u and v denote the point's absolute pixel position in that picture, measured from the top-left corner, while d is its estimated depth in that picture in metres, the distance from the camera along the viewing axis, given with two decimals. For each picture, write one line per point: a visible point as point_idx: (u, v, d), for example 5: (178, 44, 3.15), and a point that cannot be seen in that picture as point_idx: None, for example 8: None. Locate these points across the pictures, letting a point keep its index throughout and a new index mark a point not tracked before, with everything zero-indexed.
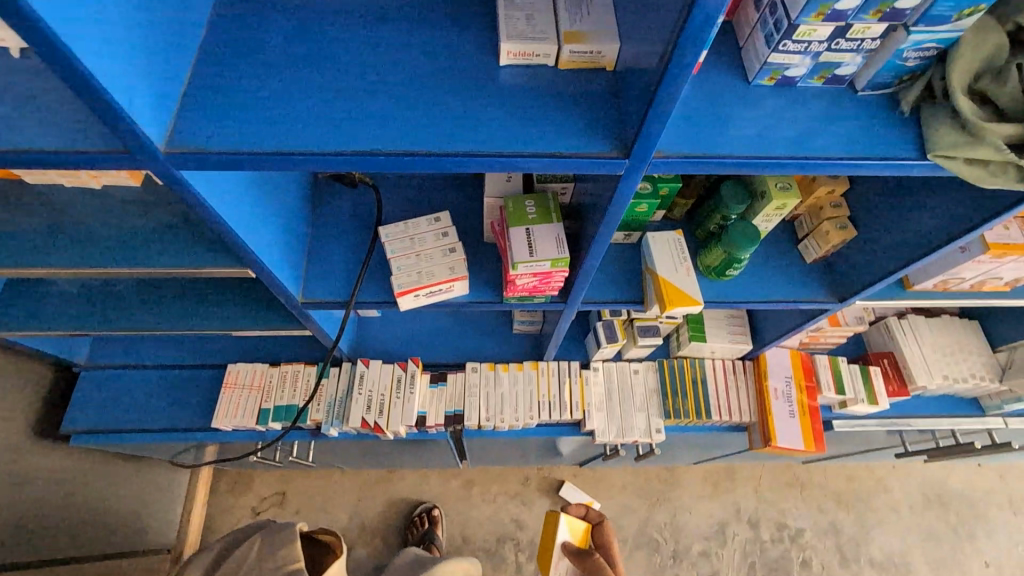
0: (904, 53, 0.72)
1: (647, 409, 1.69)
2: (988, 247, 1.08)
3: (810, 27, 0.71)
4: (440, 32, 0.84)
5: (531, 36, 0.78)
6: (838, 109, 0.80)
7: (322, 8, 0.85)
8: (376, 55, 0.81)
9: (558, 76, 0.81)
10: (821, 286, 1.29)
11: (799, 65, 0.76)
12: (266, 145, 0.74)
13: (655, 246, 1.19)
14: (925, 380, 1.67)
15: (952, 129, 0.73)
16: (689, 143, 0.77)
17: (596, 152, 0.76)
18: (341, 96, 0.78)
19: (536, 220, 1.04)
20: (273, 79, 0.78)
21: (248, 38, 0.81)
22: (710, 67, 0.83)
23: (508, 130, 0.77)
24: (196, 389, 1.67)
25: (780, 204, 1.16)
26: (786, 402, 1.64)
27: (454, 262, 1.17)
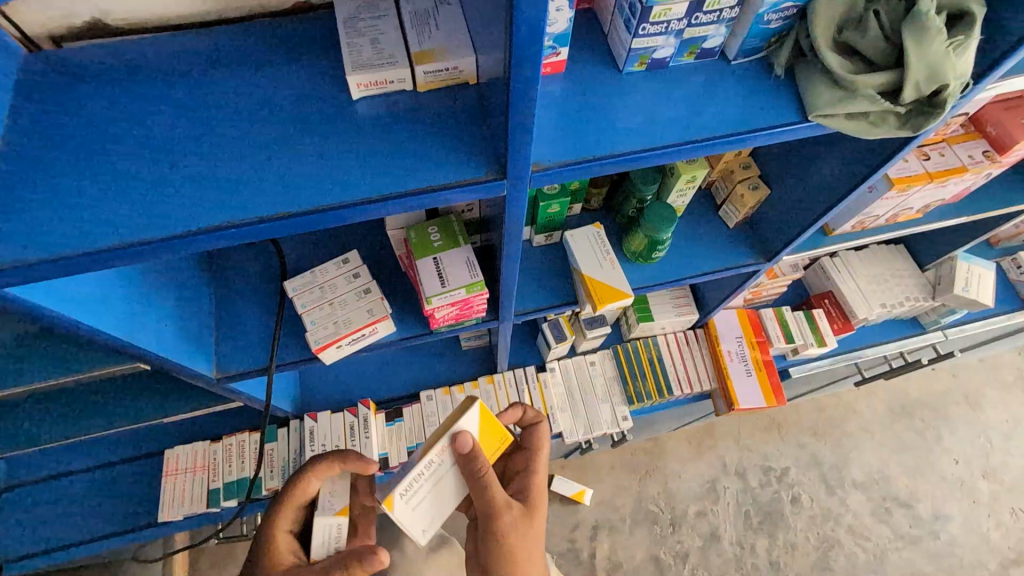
0: (764, 16, 0.69)
1: (610, 398, 1.66)
2: (893, 183, 1.09)
3: (663, 7, 0.67)
4: (286, 75, 0.77)
5: (379, 62, 0.72)
6: (714, 82, 0.77)
7: (148, 72, 0.76)
8: (216, 114, 0.74)
9: (419, 101, 0.75)
10: (748, 248, 1.28)
11: (666, 46, 0.72)
12: (97, 240, 0.66)
13: (575, 244, 1.15)
14: (865, 312, 1.71)
15: (827, 85, 0.70)
16: (569, 147, 0.73)
17: (472, 178, 0.71)
18: (184, 168, 0.71)
19: (442, 247, 0.97)
20: (101, 163, 0.70)
21: (64, 120, 0.72)
22: (578, 60, 0.78)
23: (376, 171, 0.71)
24: (137, 484, 1.54)
25: (690, 177, 1.14)
26: (742, 363, 1.65)
27: (372, 303, 1.09)
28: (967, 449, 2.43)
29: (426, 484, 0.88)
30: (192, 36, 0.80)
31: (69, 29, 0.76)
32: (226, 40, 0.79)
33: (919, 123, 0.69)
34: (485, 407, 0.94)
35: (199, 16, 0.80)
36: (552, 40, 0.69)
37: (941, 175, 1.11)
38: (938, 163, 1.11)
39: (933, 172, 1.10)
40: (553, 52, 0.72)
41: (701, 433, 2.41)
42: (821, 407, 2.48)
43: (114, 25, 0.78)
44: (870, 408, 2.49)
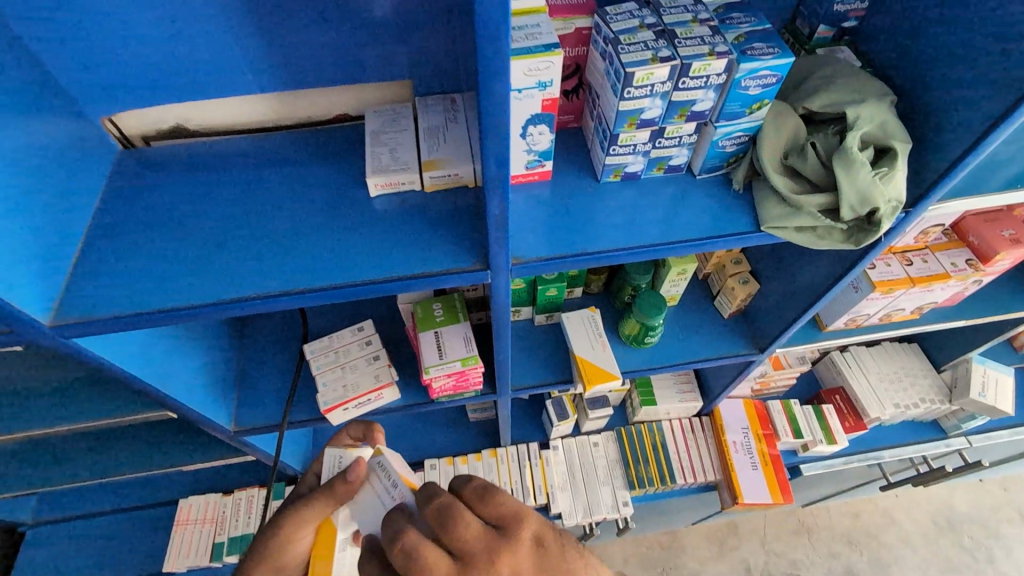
0: (719, 142, 0.81)
1: (611, 482, 1.65)
2: (875, 285, 1.14)
3: (629, 134, 0.78)
4: (321, 173, 0.93)
5: (394, 167, 0.87)
6: (680, 193, 0.88)
7: (209, 168, 0.94)
8: (260, 205, 0.90)
9: (424, 199, 0.89)
10: (741, 339, 1.34)
11: (635, 162, 0.85)
12: (144, 304, 0.80)
13: (572, 326, 1.23)
14: (876, 411, 1.68)
15: (775, 202, 0.81)
16: (548, 244, 0.84)
17: (462, 266, 0.83)
18: (225, 249, 0.86)
19: (444, 322, 1.08)
20: (161, 240, 0.86)
21: (139, 204, 0.89)
22: (566, 170, 0.92)
23: (381, 256, 0.84)
24: (151, 531, 1.62)
25: (681, 269, 1.23)
26: (747, 455, 1.64)
27: (379, 370, 1.19)
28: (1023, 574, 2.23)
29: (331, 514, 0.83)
30: (249, 139, 0.98)
31: (156, 131, 0.96)
32: (276, 144, 0.97)
33: (860, 238, 0.78)
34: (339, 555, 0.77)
35: (260, 122, 0.99)
36: (537, 155, 0.83)
37: (924, 280, 1.16)
38: (921, 268, 1.17)
39: (916, 277, 1.16)
40: (538, 164, 0.86)
41: (725, 529, 2.30)
42: (855, 512, 2.34)
43: (193, 129, 0.97)
44: (908, 518, 2.33)
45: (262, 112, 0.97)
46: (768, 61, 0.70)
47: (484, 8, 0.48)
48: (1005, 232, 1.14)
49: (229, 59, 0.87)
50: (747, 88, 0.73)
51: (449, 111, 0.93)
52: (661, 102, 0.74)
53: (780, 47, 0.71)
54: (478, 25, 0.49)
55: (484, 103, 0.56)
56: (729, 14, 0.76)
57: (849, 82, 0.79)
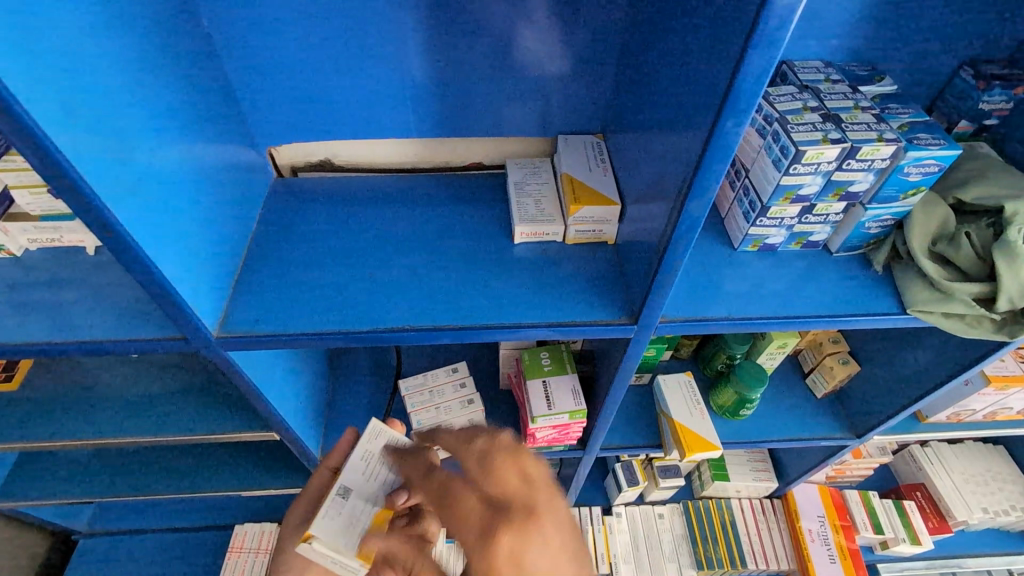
0: (866, 224, 0.83)
1: (677, 559, 1.57)
2: (990, 380, 1.12)
3: (781, 208, 0.81)
4: (462, 216, 0.98)
5: (540, 218, 0.91)
6: (817, 269, 0.90)
7: (357, 201, 1.00)
8: (405, 240, 0.94)
9: (562, 250, 0.92)
10: (835, 421, 1.31)
11: (777, 235, 0.87)
12: (299, 324, 0.84)
13: (667, 390, 1.22)
14: (964, 514, 1.59)
15: (923, 286, 0.81)
16: (687, 307, 0.85)
17: (602, 319, 0.84)
18: (374, 278, 0.89)
19: (551, 372, 1.09)
20: (313, 265, 0.90)
21: (295, 230, 0.95)
22: (701, 236, 0.94)
23: (521, 301, 0.87)
24: (202, 555, 1.60)
25: (782, 343, 1.22)
26: (824, 546, 1.55)
27: (473, 414, 1.19)
28: None
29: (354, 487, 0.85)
30: (394, 178, 1.04)
31: (307, 162, 1.03)
32: (418, 185, 1.03)
33: (1015, 330, 0.77)
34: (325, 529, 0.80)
35: (400, 162, 1.05)
36: None
37: None
38: None
39: None
40: None
41: None
42: None
43: (338, 163, 1.04)
44: None
45: (405, 154, 1.04)
46: (935, 151, 0.73)
47: (745, 87, 0.49)
48: None
49: (395, 106, 0.95)
50: (908, 175, 0.76)
51: (593, 154, 0.94)
52: (821, 180, 0.77)
53: (945, 140, 0.74)
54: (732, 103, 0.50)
55: (693, 172, 0.58)
56: (887, 104, 0.80)
57: (1003, 177, 0.80)
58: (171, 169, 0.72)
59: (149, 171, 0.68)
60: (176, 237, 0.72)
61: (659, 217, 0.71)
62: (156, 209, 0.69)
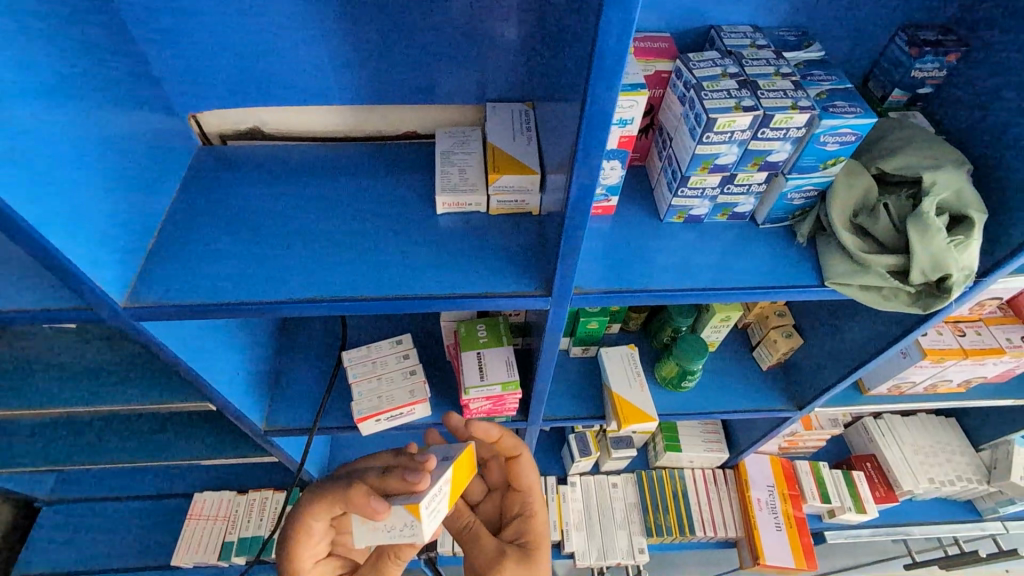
0: (789, 194, 0.82)
1: (629, 527, 1.61)
2: (926, 352, 1.12)
3: (700, 178, 0.79)
4: (389, 186, 0.96)
5: (463, 188, 0.89)
6: (743, 241, 0.88)
7: (282, 169, 0.97)
8: (329, 209, 0.92)
9: (487, 222, 0.90)
10: (779, 393, 1.31)
11: (701, 206, 0.86)
12: (211, 295, 0.82)
13: (610, 362, 1.22)
14: (910, 484, 1.62)
15: (842, 259, 0.80)
16: (607, 278, 0.84)
17: (520, 291, 0.83)
18: (292, 249, 0.88)
19: (486, 344, 1.09)
20: (231, 235, 0.88)
21: (216, 198, 0.92)
22: (629, 206, 0.93)
23: (440, 272, 0.85)
24: (161, 523, 1.62)
25: (725, 316, 1.22)
26: (772, 514, 1.58)
27: (414, 385, 1.19)
28: None
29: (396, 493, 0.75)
30: (322, 146, 1.02)
31: (235, 131, 1.01)
32: (347, 153, 1.01)
33: (929, 303, 0.77)
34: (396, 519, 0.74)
35: (330, 132, 1.03)
36: (605, 190, 0.84)
37: (977, 353, 1.13)
38: (973, 340, 1.15)
39: (969, 348, 1.14)
40: (604, 199, 0.87)
41: None
42: None
43: (268, 132, 1.02)
44: None
45: (334, 123, 1.01)
46: (849, 119, 0.71)
47: (607, 55, 0.48)
48: None
49: (318, 70, 0.92)
50: (825, 144, 0.74)
51: (519, 122, 0.93)
52: (737, 149, 0.75)
53: (862, 107, 0.72)
54: (596, 68, 0.48)
55: (577, 143, 0.57)
56: (810, 70, 0.78)
57: (925, 148, 0.79)
58: (64, 135, 0.70)
59: (35, 136, 0.66)
60: (71, 206, 0.70)
61: (563, 188, 0.70)
62: (44, 175, 0.66)
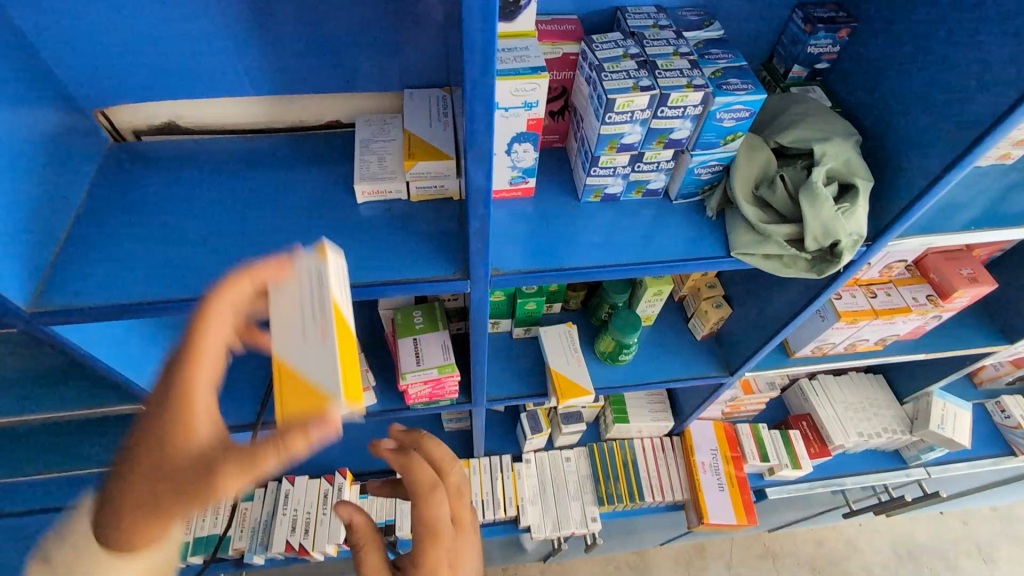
0: (695, 170, 0.85)
1: (582, 497, 1.67)
2: (840, 314, 1.19)
3: (609, 157, 0.82)
4: (310, 177, 0.94)
5: (382, 175, 0.89)
6: (659, 217, 0.92)
7: (198, 163, 0.95)
8: (251, 202, 0.91)
9: (409, 209, 0.91)
10: (713, 361, 1.38)
11: (615, 184, 0.88)
12: (125, 295, 0.80)
13: (548, 341, 1.26)
14: (841, 438, 1.73)
15: (745, 230, 0.84)
16: (527, 260, 0.86)
17: (440, 275, 0.84)
18: (210, 244, 0.86)
19: (423, 330, 1.11)
20: (145, 233, 0.86)
21: (129, 195, 0.90)
22: (550, 188, 0.95)
23: (362, 261, 0.86)
24: None
25: (657, 290, 1.28)
26: (715, 476, 1.67)
27: (357, 374, 1.20)
28: None
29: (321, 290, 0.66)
30: (241, 138, 0.99)
31: (149, 126, 0.96)
32: (266, 144, 0.99)
33: (824, 269, 0.81)
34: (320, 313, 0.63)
35: (251, 123, 1.00)
36: (521, 172, 0.86)
37: (886, 312, 1.21)
38: (883, 301, 1.22)
39: (878, 309, 1.21)
40: (522, 180, 0.89)
41: (691, 553, 2.41)
42: (821, 540, 2.48)
43: (184, 126, 0.98)
44: (873, 549, 2.48)
45: (254, 114, 0.98)
46: (742, 96, 0.74)
47: (476, 43, 0.52)
48: (963, 270, 1.21)
49: (227, 58, 0.89)
50: (722, 121, 0.77)
51: (436, 108, 0.94)
52: (640, 128, 0.78)
53: (753, 84, 0.75)
54: (466, 54, 0.52)
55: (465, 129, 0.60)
56: (709, 49, 0.80)
57: (818, 120, 0.84)
58: None
59: None
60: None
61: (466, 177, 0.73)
62: None
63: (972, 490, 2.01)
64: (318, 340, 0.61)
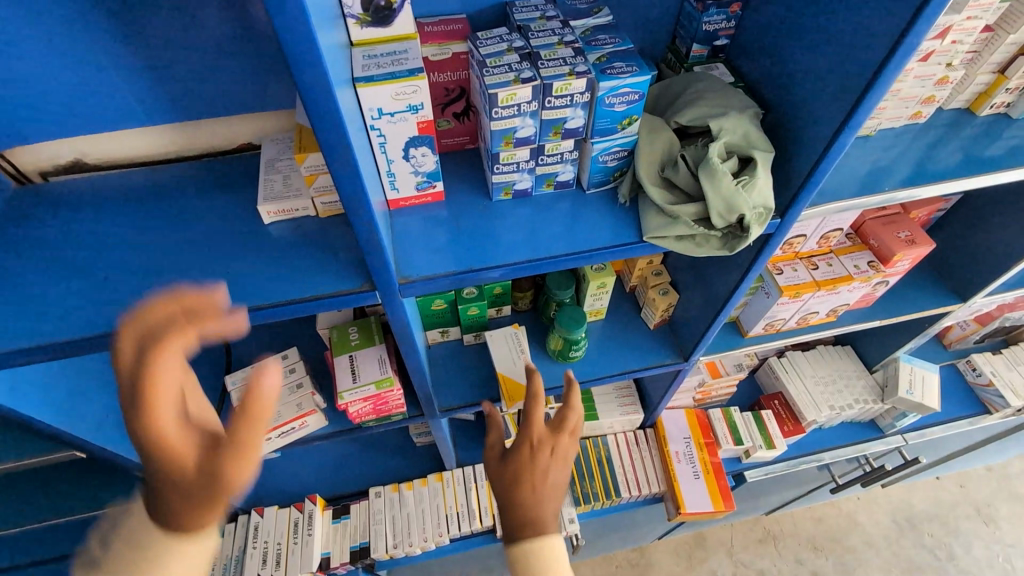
0: (599, 157, 0.84)
1: (558, 500, 1.65)
2: (782, 289, 1.19)
3: (508, 153, 0.81)
4: (219, 203, 0.93)
5: (286, 194, 0.87)
6: (573, 208, 0.91)
7: (102, 199, 0.93)
8: (156, 232, 0.88)
9: (320, 225, 0.90)
10: (667, 349, 1.36)
11: (523, 179, 0.87)
12: (20, 340, 0.77)
13: (496, 344, 1.25)
14: (814, 414, 1.71)
15: (655, 214, 0.83)
16: (439, 265, 0.85)
17: (350, 288, 0.83)
18: (111, 279, 0.83)
19: (359, 346, 1.09)
20: (43, 275, 0.83)
21: (28, 238, 0.87)
22: (463, 190, 0.93)
23: (271, 282, 0.84)
24: None
25: (600, 283, 1.27)
26: (690, 464, 1.65)
27: (302, 398, 1.17)
28: (982, 570, 2.36)
29: None
30: (148, 169, 0.98)
31: (55, 166, 0.95)
32: (174, 173, 0.97)
33: (735, 244, 0.81)
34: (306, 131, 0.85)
35: (159, 154, 0.98)
36: (425, 176, 0.86)
37: (829, 283, 1.20)
38: (825, 272, 1.22)
39: (821, 280, 1.21)
40: (429, 185, 0.88)
41: (690, 544, 2.38)
42: (820, 518, 2.45)
43: (92, 163, 0.97)
44: (871, 520, 2.46)
45: (160, 145, 0.97)
46: (626, 79, 0.73)
47: (308, 51, 0.50)
48: (901, 233, 1.20)
49: None
50: (613, 105, 0.76)
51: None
52: (532, 121, 0.77)
53: (638, 66, 0.74)
54: (296, 64, 0.51)
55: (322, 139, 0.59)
56: (596, 35, 0.80)
57: (715, 96, 0.83)
58: None
59: None
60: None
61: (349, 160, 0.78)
62: None
63: (958, 453, 2.00)
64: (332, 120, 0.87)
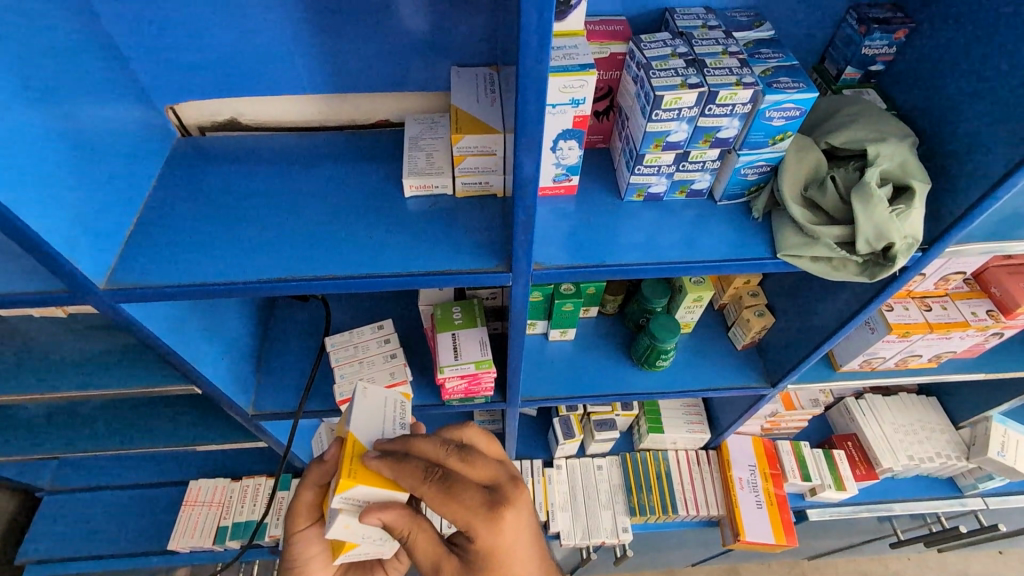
0: (742, 170, 0.84)
1: (613, 506, 1.64)
2: (891, 327, 1.15)
3: (655, 155, 0.82)
4: (362, 171, 0.98)
5: (429, 171, 0.92)
6: (702, 216, 0.91)
7: (257, 156, 1.00)
8: (305, 193, 0.95)
9: (454, 204, 0.94)
10: (753, 371, 1.34)
11: (659, 183, 0.88)
12: (183, 275, 0.84)
13: (361, 405, 0.81)
14: (890, 461, 1.65)
15: (793, 231, 0.83)
16: (567, 256, 0.86)
17: (481, 267, 0.86)
18: (264, 230, 0.89)
19: (461, 325, 1.13)
20: (205, 219, 0.90)
21: (195, 183, 0.95)
22: (592, 187, 0.96)
23: (408, 252, 0.88)
24: (158, 510, 1.65)
25: (696, 296, 1.26)
26: (753, 492, 1.62)
27: (395, 367, 1.21)
28: None
29: (486, 97, 0.92)
30: (296, 134, 1.04)
31: (212, 122, 1.02)
32: (320, 140, 1.03)
33: (876, 272, 0.80)
34: (461, 113, 0.88)
35: (307, 122, 1.05)
36: (564, 169, 0.88)
37: (942, 327, 1.16)
38: (939, 315, 1.17)
39: (933, 322, 1.16)
40: (566, 178, 0.90)
41: None
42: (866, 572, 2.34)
43: (245, 123, 1.04)
44: None
45: (311, 112, 1.04)
46: (793, 94, 0.74)
47: (528, 31, 0.54)
48: None
49: (292, 59, 0.95)
50: (771, 119, 0.77)
51: (482, 85, 0.94)
52: (687, 127, 0.78)
53: (806, 83, 0.75)
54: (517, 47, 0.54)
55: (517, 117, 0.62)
56: (758, 49, 0.80)
57: (871, 121, 0.82)
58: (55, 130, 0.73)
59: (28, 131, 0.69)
60: (36, 186, 0.70)
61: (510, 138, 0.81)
62: (30, 169, 0.69)
63: None
64: (483, 104, 0.90)
